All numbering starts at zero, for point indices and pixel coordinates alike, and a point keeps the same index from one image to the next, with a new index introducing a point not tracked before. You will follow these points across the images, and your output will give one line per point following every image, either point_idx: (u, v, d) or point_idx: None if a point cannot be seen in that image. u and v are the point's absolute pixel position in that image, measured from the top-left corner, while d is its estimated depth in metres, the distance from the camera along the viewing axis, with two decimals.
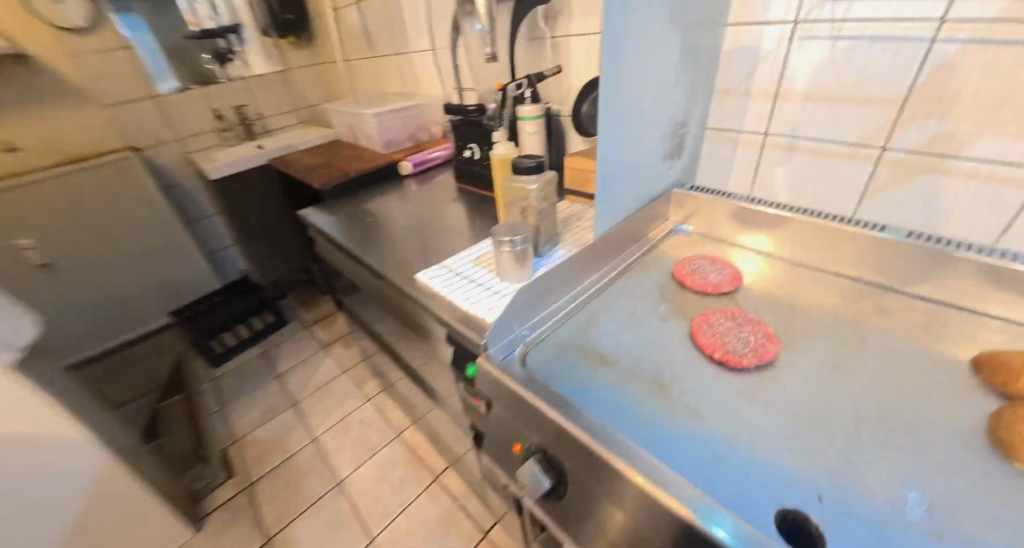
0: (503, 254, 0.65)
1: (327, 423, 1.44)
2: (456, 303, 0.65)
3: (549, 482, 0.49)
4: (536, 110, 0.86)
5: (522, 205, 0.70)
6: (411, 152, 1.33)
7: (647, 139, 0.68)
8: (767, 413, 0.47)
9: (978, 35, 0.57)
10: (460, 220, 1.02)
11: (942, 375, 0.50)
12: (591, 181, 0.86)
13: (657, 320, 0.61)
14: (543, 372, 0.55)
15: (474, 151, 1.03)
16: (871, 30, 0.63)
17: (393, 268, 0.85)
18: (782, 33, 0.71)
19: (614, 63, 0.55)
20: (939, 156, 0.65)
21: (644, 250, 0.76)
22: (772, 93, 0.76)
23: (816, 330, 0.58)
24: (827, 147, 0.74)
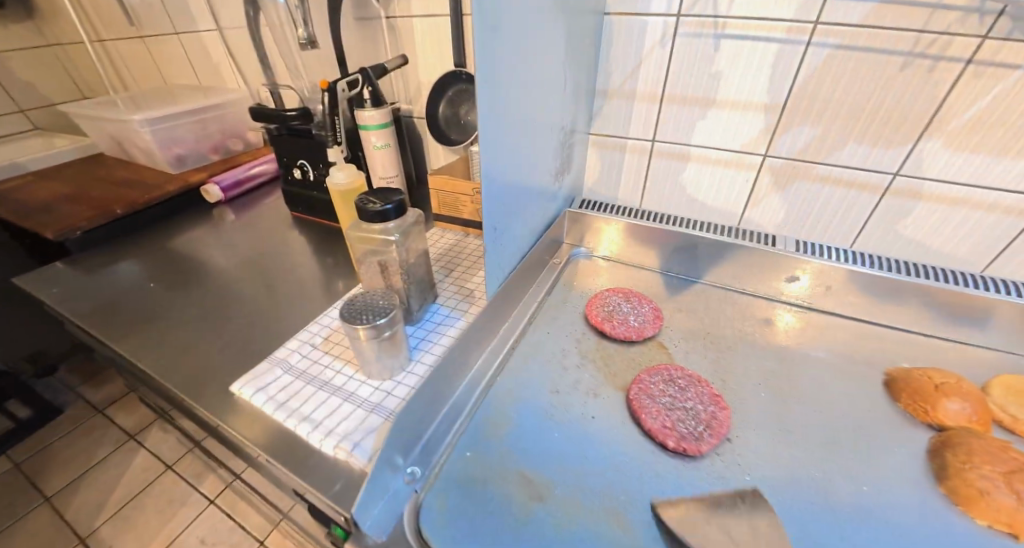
0: (362, 343, 0.43)
1: None
2: (297, 435, 0.41)
3: None
4: (382, 116, 0.64)
5: (383, 260, 0.49)
6: (216, 167, 0.96)
7: (533, 155, 0.53)
8: (748, 523, 0.37)
9: (846, 40, 0.55)
10: (298, 268, 0.74)
11: (873, 410, 0.47)
12: (464, 204, 0.68)
13: (585, 399, 0.47)
14: (455, 534, 0.36)
15: (306, 170, 0.75)
16: (751, 29, 0.59)
17: (189, 368, 0.54)
18: (663, 28, 0.62)
19: (492, 60, 0.37)
20: (812, 163, 0.65)
21: (546, 290, 0.62)
22: (657, 95, 0.68)
23: (752, 377, 0.51)
24: (713, 155, 0.70)
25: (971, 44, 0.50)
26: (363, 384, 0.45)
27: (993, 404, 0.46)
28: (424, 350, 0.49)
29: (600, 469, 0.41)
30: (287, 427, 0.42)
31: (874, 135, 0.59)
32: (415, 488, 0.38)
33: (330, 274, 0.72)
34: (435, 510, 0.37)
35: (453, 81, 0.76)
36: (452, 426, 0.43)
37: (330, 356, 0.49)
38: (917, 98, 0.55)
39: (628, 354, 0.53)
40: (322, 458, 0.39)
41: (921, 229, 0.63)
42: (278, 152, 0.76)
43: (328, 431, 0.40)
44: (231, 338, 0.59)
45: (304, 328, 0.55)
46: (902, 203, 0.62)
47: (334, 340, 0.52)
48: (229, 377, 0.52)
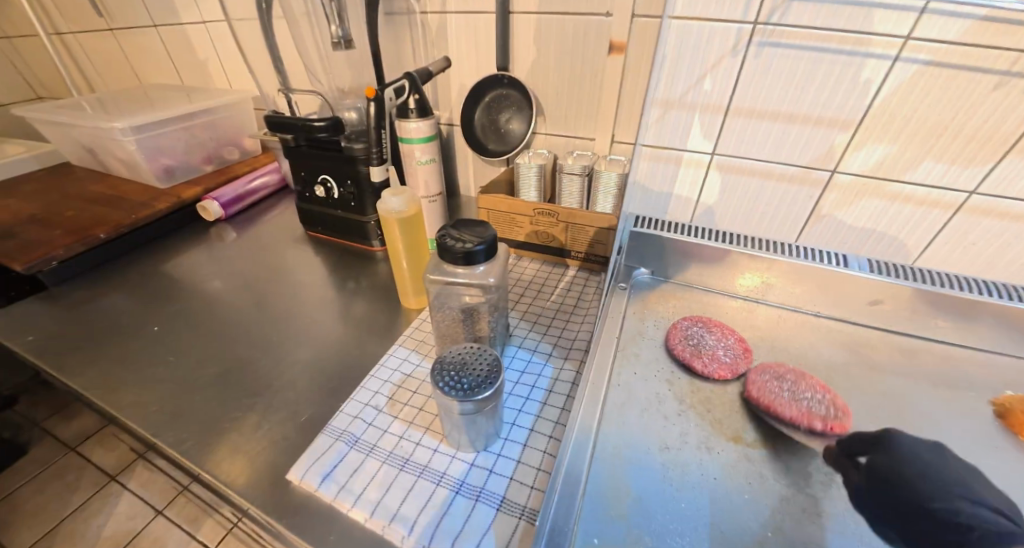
0: (455, 416, 0.36)
1: None
2: (389, 540, 0.34)
3: None
4: (428, 128, 0.56)
5: (463, 304, 0.42)
6: (211, 180, 0.85)
7: None
8: None
9: (937, 57, 0.52)
10: (323, 298, 0.64)
11: (1001, 447, 0.44)
12: (520, 225, 0.61)
13: (701, 456, 0.42)
14: None
15: (330, 187, 0.66)
16: (835, 43, 0.55)
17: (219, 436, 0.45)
18: (738, 35, 0.58)
19: None
20: (885, 180, 0.62)
21: (621, 319, 0.55)
22: (722, 106, 0.63)
23: (866, 414, 0.47)
24: (778, 169, 0.66)
25: None
26: (454, 462, 0.39)
27: None
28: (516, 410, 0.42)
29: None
30: (374, 528, 0.34)
31: (956, 153, 0.57)
32: None
33: (364, 304, 0.62)
34: None
35: (492, 86, 0.69)
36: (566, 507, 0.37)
37: (402, 423, 0.42)
38: (1008, 117, 0.52)
39: (727, 395, 0.49)
40: None
41: (994, 245, 0.62)
42: (297, 168, 0.67)
43: (431, 533, 0.34)
44: (263, 391, 0.49)
45: (360, 385, 0.47)
46: (978, 220, 0.60)
47: (401, 400, 0.45)
48: (267, 447, 0.42)
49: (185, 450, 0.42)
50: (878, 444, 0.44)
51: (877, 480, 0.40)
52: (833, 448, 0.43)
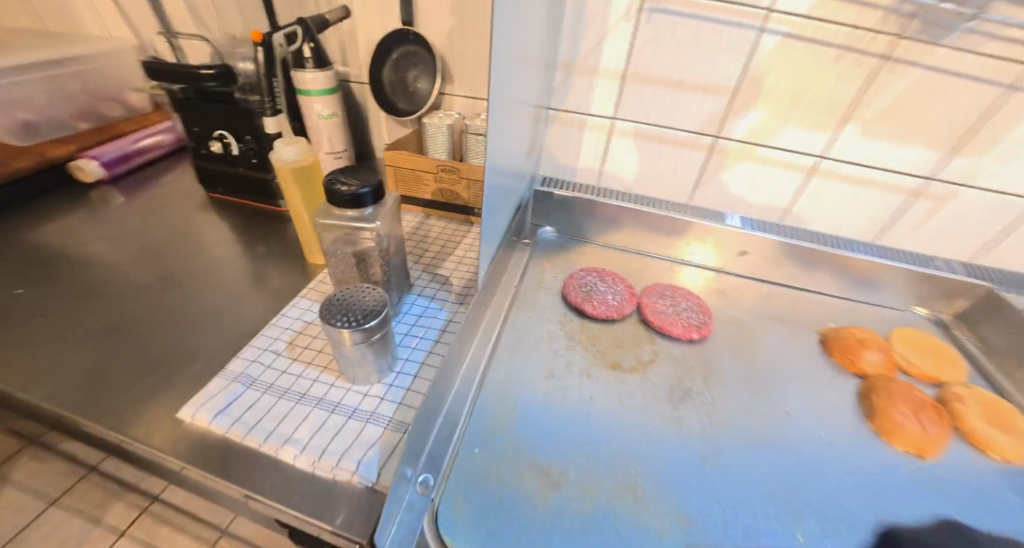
0: (346, 348, 0.38)
1: None
2: (283, 460, 0.36)
3: None
4: (327, 80, 0.55)
5: (360, 251, 0.44)
6: (91, 136, 0.76)
7: (513, 140, 0.49)
8: (736, 474, 0.42)
9: (794, 29, 0.59)
10: (223, 260, 0.62)
11: (818, 364, 0.54)
12: (426, 183, 0.62)
13: (579, 382, 0.48)
14: (476, 532, 0.34)
15: (228, 142, 0.62)
16: (713, 12, 0.59)
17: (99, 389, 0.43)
18: (630, 3, 0.61)
19: (499, 37, 0.32)
20: (756, 145, 0.69)
21: (520, 275, 0.60)
22: (620, 70, 0.67)
23: (723, 344, 0.55)
24: (671, 135, 0.72)
25: (887, 41, 0.57)
26: (350, 392, 0.41)
27: (899, 354, 0.55)
28: (412, 346, 0.45)
29: (610, 448, 0.42)
30: (267, 451, 0.36)
31: (808, 120, 0.65)
32: (431, 497, 0.36)
33: (269, 265, 0.61)
34: (457, 521, 0.35)
35: (397, 42, 0.66)
36: (453, 426, 0.41)
37: (300, 364, 0.43)
38: (845, 87, 0.61)
39: (611, 332, 0.54)
40: (315, 485, 0.34)
41: (840, 203, 0.72)
42: (191, 122, 0.62)
43: (320, 451, 0.36)
44: (154, 348, 0.47)
45: (261, 331, 0.47)
46: (827, 181, 0.70)
47: (301, 344, 0.45)
48: (153, 395, 0.41)
49: (62, 405, 0.40)
50: (723, 368, 0.52)
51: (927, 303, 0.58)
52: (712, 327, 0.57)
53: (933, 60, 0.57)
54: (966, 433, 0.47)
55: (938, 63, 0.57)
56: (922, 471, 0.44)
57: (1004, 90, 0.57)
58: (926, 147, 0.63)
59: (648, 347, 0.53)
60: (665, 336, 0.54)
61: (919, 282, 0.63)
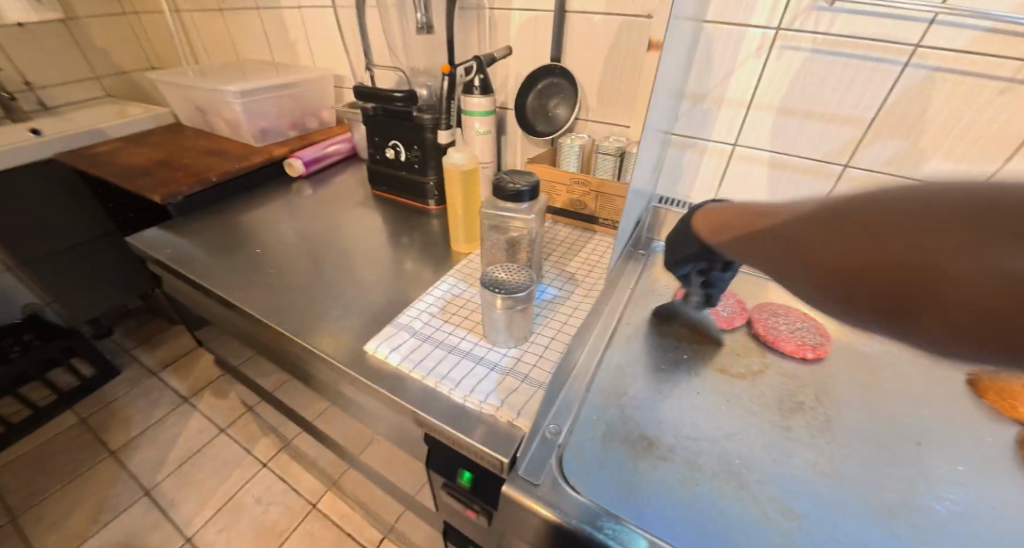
0: (496, 312, 0.48)
1: (209, 511, 1.00)
2: (444, 392, 0.45)
3: (462, 506, 0.49)
4: (488, 104, 0.67)
5: (509, 238, 0.54)
6: (296, 142, 0.98)
7: (645, 156, 0.55)
8: (852, 487, 0.42)
9: (944, 63, 0.58)
10: (385, 240, 0.76)
11: (960, 403, 0.51)
12: (558, 192, 0.71)
13: (690, 379, 0.51)
14: (594, 479, 0.40)
15: (398, 151, 0.78)
16: (851, 47, 0.61)
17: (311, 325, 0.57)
18: (762, 39, 0.65)
19: None
20: (895, 175, 0.67)
21: (635, 280, 0.65)
22: (745, 101, 0.71)
23: (846, 369, 0.54)
24: (796, 161, 0.72)
25: None
26: (493, 352, 0.49)
27: None
28: (543, 323, 0.52)
29: (717, 439, 0.45)
30: (432, 384, 0.46)
31: (956, 152, 0.62)
32: (557, 442, 0.42)
33: (420, 247, 0.73)
34: (577, 466, 0.41)
35: (545, 74, 0.76)
36: (575, 395, 0.47)
37: (453, 325, 0.53)
38: (1010, 121, 0.57)
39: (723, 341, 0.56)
40: (463, 414, 0.43)
41: None
42: (374, 134, 0.79)
43: (469, 390, 0.45)
44: (343, 299, 0.61)
45: (422, 297, 0.59)
46: None
47: (452, 310, 0.56)
48: (346, 332, 0.54)
49: (288, 332, 0.55)
50: (844, 392, 0.51)
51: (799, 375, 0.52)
52: (829, 349, 0.56)
53: None
54: None
55: None
56: None
57: None
58: None
59: (759, 358, 0.55)
60: (779, 354, 0.56)
61: None
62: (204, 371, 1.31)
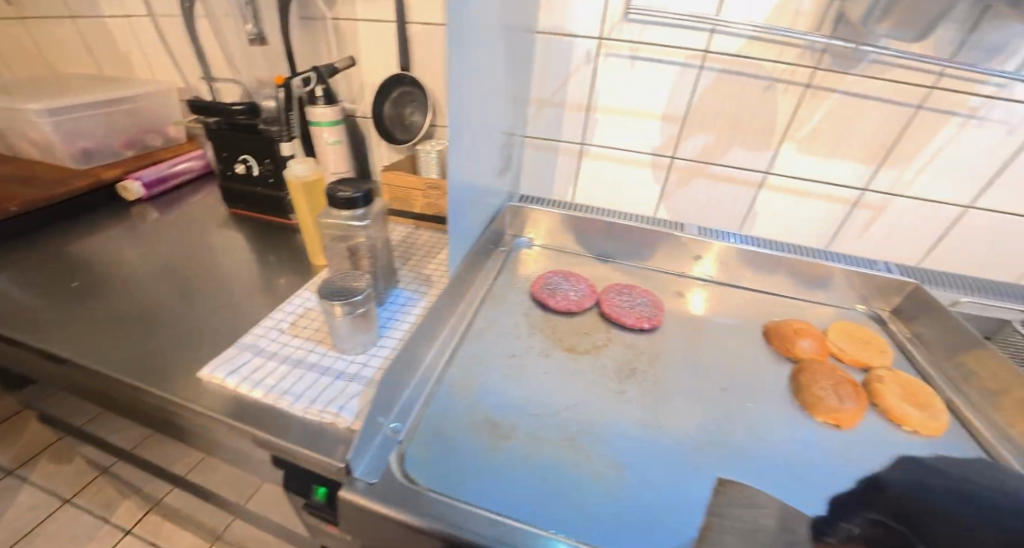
0: (336, 320, 0.47)
1: None
2: (283, 408, 0.43)
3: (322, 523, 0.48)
4: (334, 113, 0.66)
5: (351, 245, 0.54)
6: (133, 163, 0.89)
7: (483, 159, 0.59)
8: (667, 435, 0.49)
9: (727, 66, 0.69)
10: (240, 259, 0.70)
11: (755, 351, 0.62)
12: (415, 198, 0.72)
13: (537, 360, 0.55)
14: (435, 469, 0.42)
15: (250, 165, 0.72)
16: (658, 53, 0.70)
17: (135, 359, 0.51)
18: (588, 48, 0.72)
19: (456, 78, 0.42)
20: (709, 164, 0.78)
21: (494, 276, 0.68)
22: (584, 104, 0.78)
23: (674, 334, 0.63)
24: (634, 156, 0.81)
25: (807, 73, 0.67)
26: (341, 360, 0.49)
27: (832, 342, 0.62)
28: (394, 327, 0.53)
29: (558, 411, 0.49)
30: (271, 401, 0.44)
31: (747, 141, 0.74)
32: (399, 440, 0.44)
33: (281, 262, 0.70)
34: (419, 459, 0.43)
35: (396, 84, 0.77)
36: (422, 392, 0.49)
37: (301, 339, 0.52)
38: (778, 112, 0.71)
39: (571, 323, 0.62)
40: (305, 427, 0.42)
41: (789, 214, 0.80)
42: (219, 149, 0.73)
43: (311, 401, 0.44)
44: (177, 324, 0.56)
45: (272, 314, 0.56)
46: (775, 195, 0.79)
47: (302, 324, 0.54)
48: (179, 361, 0.50)
49: (103, 372, 0.49)
50: (670, 353, 0.59)
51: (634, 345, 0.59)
52: (661, 320, 0.63)
53: (846, 86, 0.67)
54: (882, 408, 0.53)
55: (851, 88, 0.67)
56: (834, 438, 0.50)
57: (912, 109, 0.66)
58: (856, 161, 0.72)
59: (603, 334, 0.61)
60: (619, 328, 0.62)
61: (854, 281, 0.71)
62: (40, 437, 1.11)
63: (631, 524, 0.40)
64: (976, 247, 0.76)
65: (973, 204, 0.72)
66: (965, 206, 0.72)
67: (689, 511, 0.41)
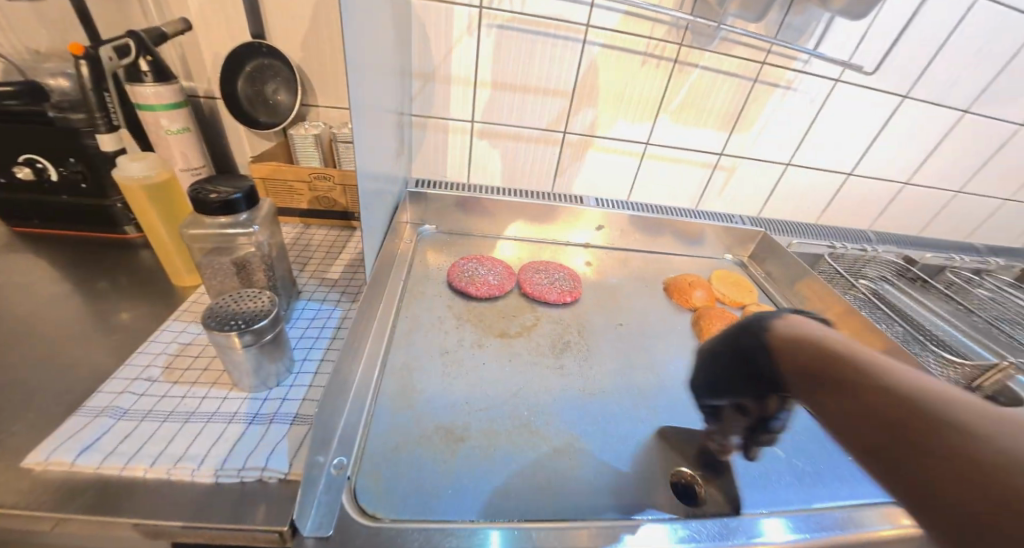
0: (237, 353, 0.38)
1: None
2: (180, 480, 0.34)
3: None
4: (175, 94, 0.51)
5: (234, 258, 0.44)
6: None
7: (381, 142, 0.53)
8: (607, 397, 0.52)
9: (607, 41, 0.72)
10: (46, 294, 0.51)
11: (660, 307, 0.69)
12: (300, 192, 0.62)
13: (473, 352, 0.53)
14: (396, 496, 0.38)
15: (42, 168, 0.51)
16: (542, 26, 0.69)
17: None
18: (470, 18, 0.68)
19: (351, 48, 0.37)
20: (598, 137, 0.82)
21: (407, 271, 0.63)
22: (471, 78, 0.74)
23: (592, 302, 0.67)
24: (528, 133, 0.81)
25: (674, 48, 0.74)
26: (248, 402, 0.40)
27: (716, 289, 0.73)
28: (308, 347, 0.46)
29: (508, 398, 0.49)
30: (158, 475, 0.33)
31: (628, 114, 0.80)
32: (347, 475, 0.38)
33: (121, 290, 0.53)
34: (374, 490, 0.38)
35: (250, 55, 0.64)
36: (360, 414, 0.43)
37: (184, 385, 0.40)
38: (652, 85, 0.77)
39: (496, 307, 0.61)
40: (219, 494, 0.33)
41: (664, 180, 0.90)
42: None
43: (223, 460, 0.35)
44: None
45: (125, 363, 0.42)
46: (652, 163, 0.87)
47: (180, 366, 0.42)
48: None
49: None
50: (592, 321, 0.63)
51: (560, 321, 0.61)
52: (580, 291, 0.66)
53: (704, 62, 0.76)
54: None
55: (707, 64, 0.76)
56: None
57: (750, 82, 0.79)
58: (712, 130, 0.84)
59: (530, 314, 0.61)
60: (543, 305, 0.63)
61: (720, 234, 0.84)
62: None
63: (603, 487, 0.42)
64: (792, 196, 0.96)
65: (791, 162, 0.90)
66: (786, 163, 0.90)
67: (646, 465, 0.45)
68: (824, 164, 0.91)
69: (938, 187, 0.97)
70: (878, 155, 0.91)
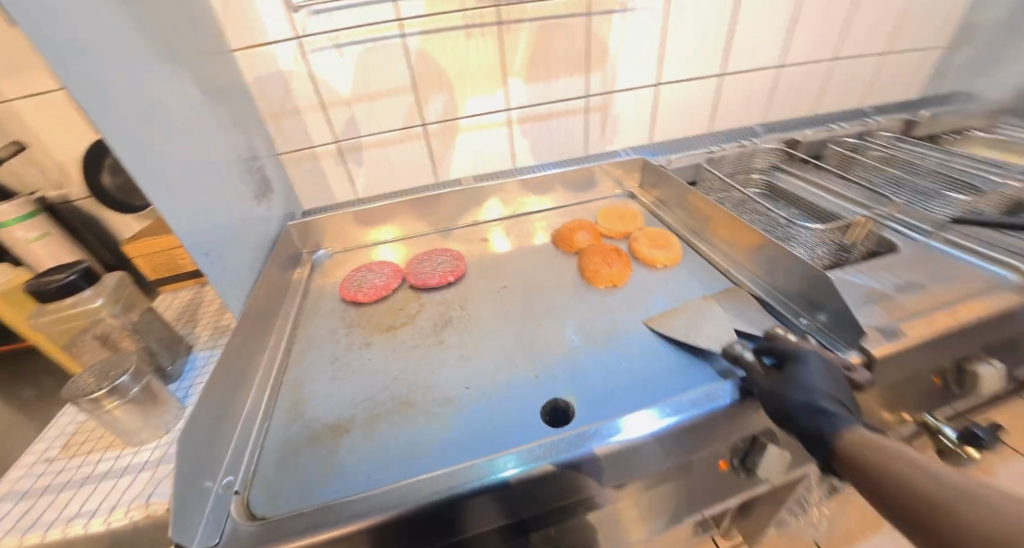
0: (110, 413, 0.43)
1: None
2: (76, 534, 0.38)
3: None
4: (21, 206, 0.55)
5: (95, 333, 0.49)
6: None
7: (223, 192, 0.58)
8: (488, 358, 0.55)
9: (425, 27, 0.74)
10: None
11: (547, 260, 0.72)
12: (183, 258, 0.67)
13: (359, 352, 0.58)
14: (282, 496, 0.42)
15: None
16: (359, 34, 0.72)
17: None
18: (292, 50, 0.71)
19: (116, 129, 0.41)
20: (459, 118, 0.85)
21: (300, 297, 0.68)
22: (319, 104, 0.77)
23: (479, 275, 0.70)
24: (393, 135, 0.84)
25: (494, 12, 0.76)
26: (138, 454, 0.45)
27: (599, 226, 0.76)
28: (192, 392, 0.50)
29: (391, 384, 0.53)
30: (54, 535, 0.38)
31: (478, 87, 0.82)
32: (235, 491, 0.43)
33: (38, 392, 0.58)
34: (262, 496, 0.42)
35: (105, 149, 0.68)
36: (249, 437, 0.48)
37: (81, 456, 0.45)
38: (488, 54, 0.79)
39: (383, 306, 0.65)
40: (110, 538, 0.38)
41: (542, 137, 0.92)
42: None
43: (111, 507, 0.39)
44: None
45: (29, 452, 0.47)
46: (523, 126, 0.90)
47: (79, 441, 0.47)
48: None
49: None
50: (478, 293, 0.66)
51: (445, 301, 0.65)
52: (463, 269, 0.69)
53: (529, 14, 0.77)
54: (640, 259, 0.69)
55: (532, 15, 0.78)
56: (611, 297, 0.63)
57: (585, 18, 0.80)
58: (566, 76, 0.86)
59: (416, 303, 0.65)
60: (430, 291, 0.67)
61: (603, 172, 0.86)
62: None
63: (476, 437, 0.46)
64: (672, 114, 0.97)
65: (658, 82, 0.91)
66: (653, 84, 0.91)
67: (520, 406, 0.49)
68: (690, 75, 0.92)
69: (812, 59, 0.97)
70: (739, 49, 0.91)
